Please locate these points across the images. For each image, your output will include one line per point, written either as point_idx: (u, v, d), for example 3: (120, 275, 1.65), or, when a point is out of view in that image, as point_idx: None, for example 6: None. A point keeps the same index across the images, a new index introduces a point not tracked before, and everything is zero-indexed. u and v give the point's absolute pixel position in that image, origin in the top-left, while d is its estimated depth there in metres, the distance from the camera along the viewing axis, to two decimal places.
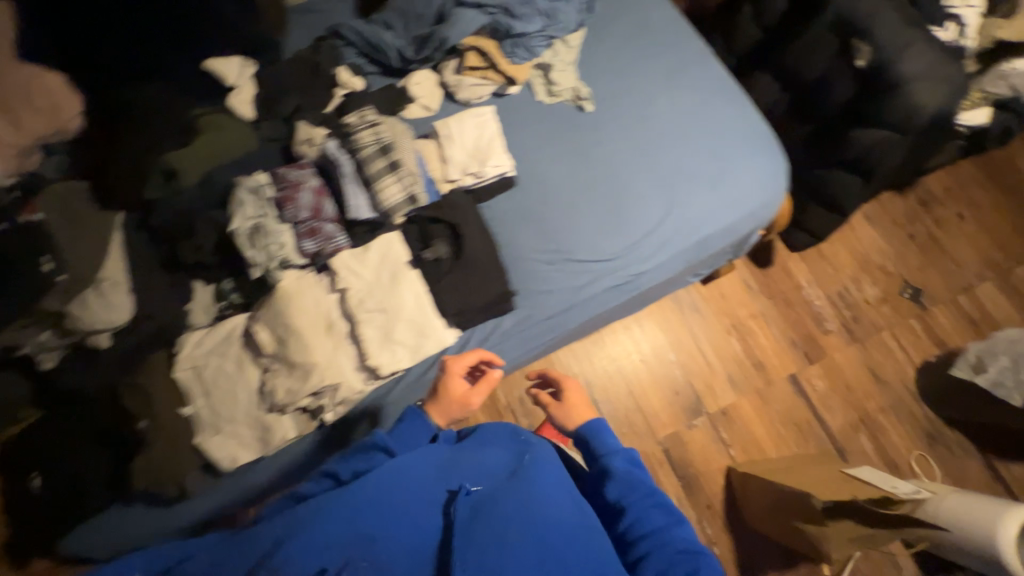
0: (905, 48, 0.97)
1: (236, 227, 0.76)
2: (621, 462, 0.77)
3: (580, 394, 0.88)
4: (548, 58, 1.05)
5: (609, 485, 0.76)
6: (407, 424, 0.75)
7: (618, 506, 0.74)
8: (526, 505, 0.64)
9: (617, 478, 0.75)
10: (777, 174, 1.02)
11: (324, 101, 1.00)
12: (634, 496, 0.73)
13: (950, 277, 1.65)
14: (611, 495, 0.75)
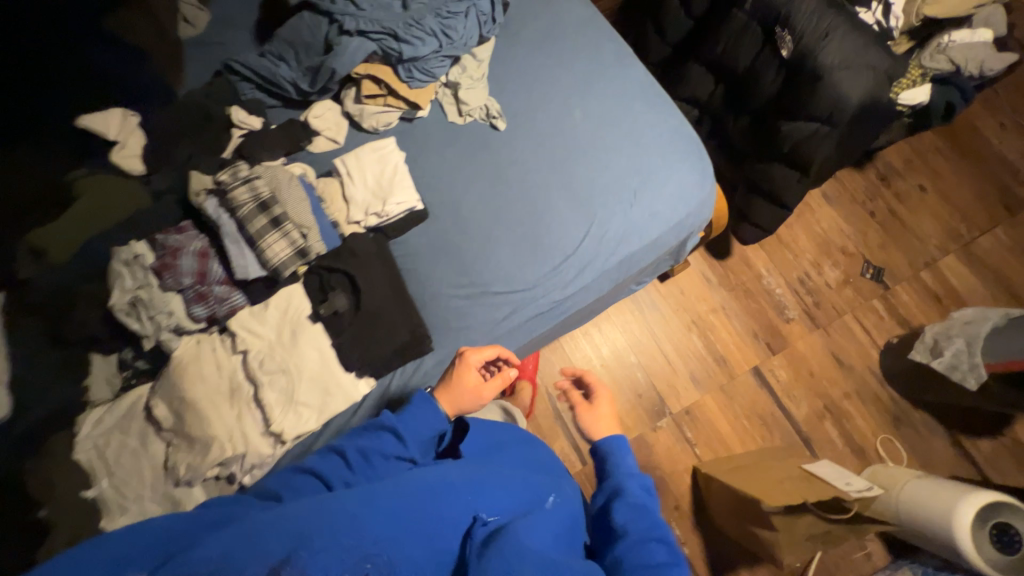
0: (827, 34, 0.91)
1: (114, 302, 0.75)
2: (636, 484, 0.73)
3: (604, 406, 0.86)
4: (454, 75, 0.99)
5: (616, 506, 0.71)
6: (417, 408, 0.73)
7: (618, 532, 0.69)
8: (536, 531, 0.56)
9: (631, 499, 0.71)
10: (703, 180, 0.96)
11: (220, 144, 0.94)
12: (637, 524, 0.68)
13: (913, 253, 1.61)
14: (616, 519, 0.69)
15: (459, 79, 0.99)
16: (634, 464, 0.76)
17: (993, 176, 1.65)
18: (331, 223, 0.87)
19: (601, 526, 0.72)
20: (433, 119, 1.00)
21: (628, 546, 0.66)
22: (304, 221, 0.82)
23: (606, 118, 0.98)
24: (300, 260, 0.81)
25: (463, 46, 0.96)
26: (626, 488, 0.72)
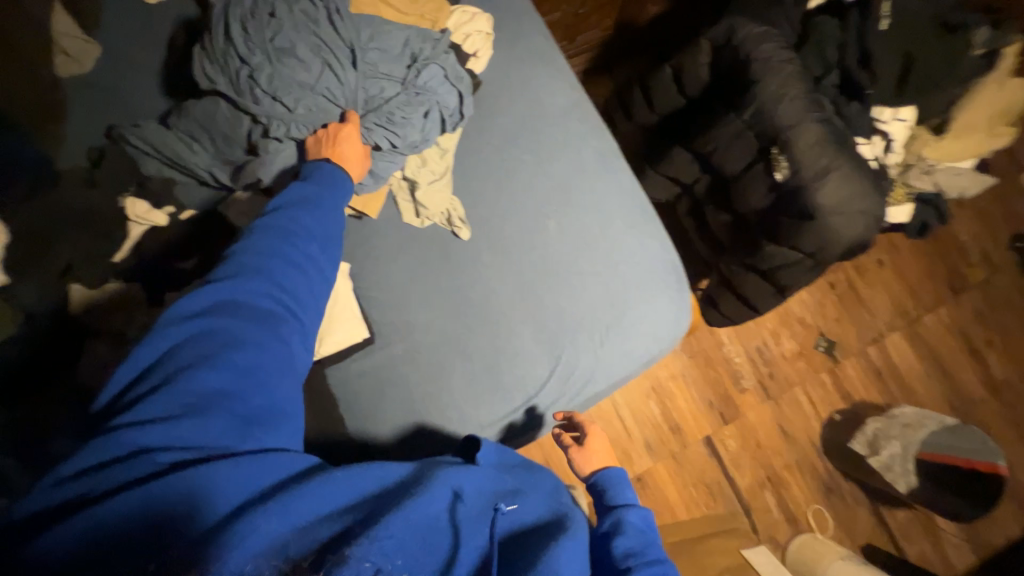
0: (824, 173, 0.83)
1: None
2: (636, 517, 0.67)
3: (601, 440, 0.78)
4: (412, 171, 0.85)
5: (617, 537, 0.64)
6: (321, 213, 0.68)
7: (623, 569, 0.62)
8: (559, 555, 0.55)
9: (631, 534, 0.65)
10: (680, 311, 0.90)
11: (112, 247, 0.76)
12: (640, 559, 0.62)
13: (863, 327, 1.66)
14: (617, 551, 0.63)
15: (418, 175, 0.85)
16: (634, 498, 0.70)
17: (944, 256, 1.71)
18: None
19: (601, 567, 0.64)
20: (384, 219, 0.87)
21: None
22: None
23: (583, 235, 0.88)
24: None
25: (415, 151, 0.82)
26: (626, 522, 0.66)
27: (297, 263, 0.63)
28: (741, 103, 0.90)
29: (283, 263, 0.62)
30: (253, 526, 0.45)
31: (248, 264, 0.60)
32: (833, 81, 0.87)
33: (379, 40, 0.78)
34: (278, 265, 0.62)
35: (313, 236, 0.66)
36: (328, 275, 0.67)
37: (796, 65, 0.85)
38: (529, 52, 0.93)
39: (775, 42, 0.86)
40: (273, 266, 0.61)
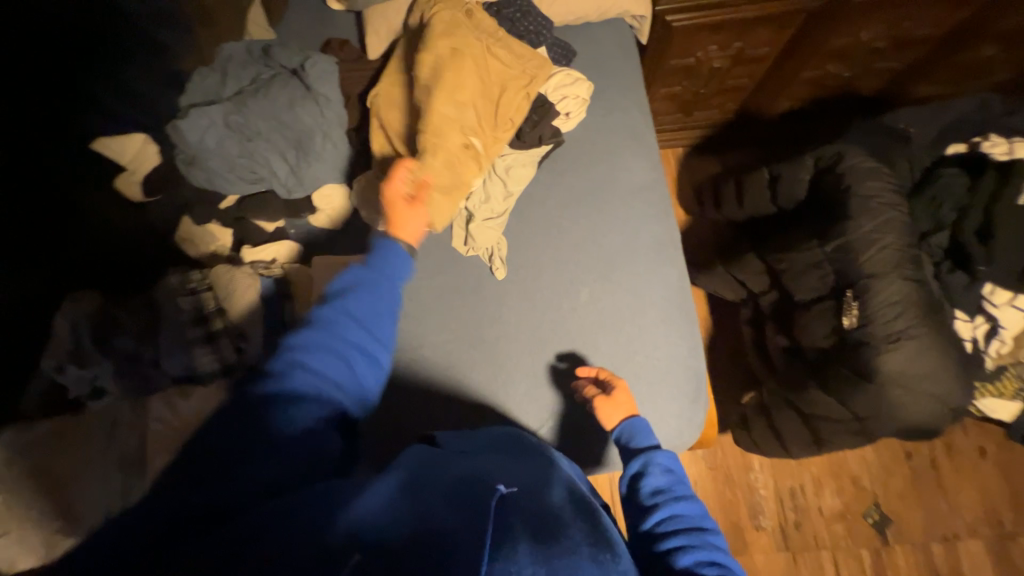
0: (898, 336, 0.73)
1: (43, 364, 0.75)
2: (664, 459, 0.67)
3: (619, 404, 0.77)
4: (474, 204, 0.91)
5: (645, 476, 0.65)
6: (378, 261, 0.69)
7: (651, 503, 0.63)
8: (544, 500, 0.51)
9: (660, 472, 0.66)
10: (686, 424, 0.84)
11: (221, 196, 0.91)
12: (666, 494, 0.63)
13: (933, 519, 1.38)
14: (644, 489, 0.64)
15: (477, 209, 0.91)
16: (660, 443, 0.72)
17: None
18: (284, 328, 0.82)
19: (629, 502, 0.65)
20: (437, 237, 0.94)
21: (663, 518, 0.61)
22: (248, 332, 0.79)
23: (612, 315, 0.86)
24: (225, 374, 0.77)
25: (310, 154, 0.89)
26: (655, 462, 0.67)
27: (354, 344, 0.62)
28: (827, 233, 0.83)
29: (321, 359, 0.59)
30: (342, 524, 0.43)
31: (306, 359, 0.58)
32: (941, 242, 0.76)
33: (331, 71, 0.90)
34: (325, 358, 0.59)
35: (378, 306, 0.65)
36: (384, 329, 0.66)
37: (901, 213, 0.77)
38: (619, 126, 0.95)
39: (885, 181, 0.79)
40: (328, 357, 0.59)
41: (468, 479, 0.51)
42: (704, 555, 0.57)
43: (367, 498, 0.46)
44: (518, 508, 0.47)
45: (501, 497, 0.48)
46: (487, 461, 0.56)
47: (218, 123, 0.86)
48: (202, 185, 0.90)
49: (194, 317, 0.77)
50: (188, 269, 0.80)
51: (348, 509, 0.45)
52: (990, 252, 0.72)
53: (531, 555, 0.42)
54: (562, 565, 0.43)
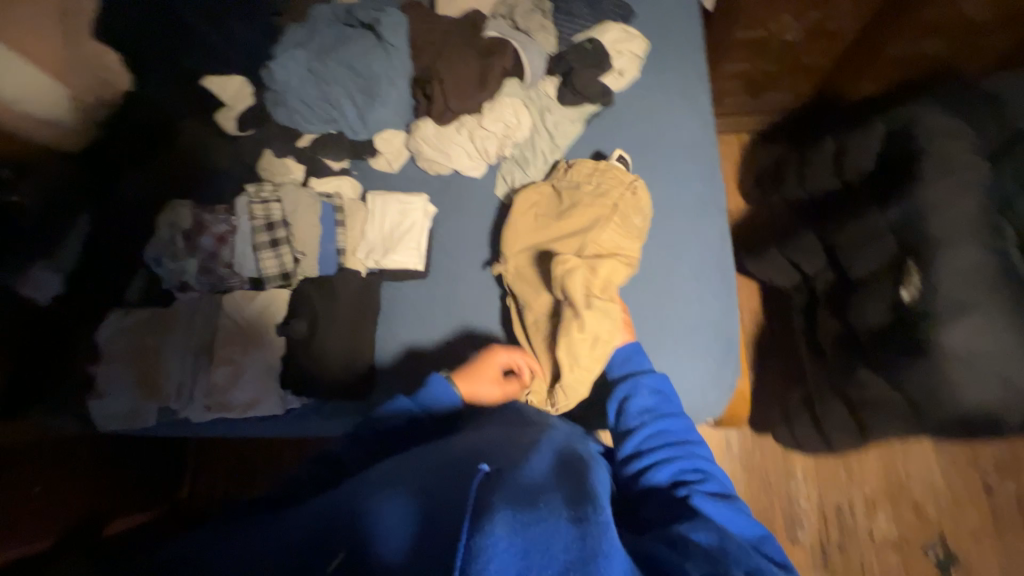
0: (963, 310, 0.67)
1: (148, 252, 0.88)
2: (651, 381, 0.72)
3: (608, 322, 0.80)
4: (522, 155, 0.95)
5: (632, 398, 0.71)
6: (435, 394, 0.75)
7: (638, 423, 0.69)
8: (535, 471, 0.52)
9: (647, 395, 0.71)
10: (709, 386, 0.82)
11: (299, 135, 1.03)
12: (653, 413, 0.70)
13: (1016, 568, 1.19)
14: (632, 410, 0.71)
15: (523, 160, 0.95)
16: (651, 367, 0.76)
17: None
18: (337, 249, 0.91)
19: (618, 422, 0.72)
20: (483, 183, 0.98)
21: (649, 435, 0.68)
22: (305, 247, 0.88)
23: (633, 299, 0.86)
24: (284, 281, 0.87)
25: (374, 97, 0.97)
26: (642, 386, 0.72)
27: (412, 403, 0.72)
28: (893, 201, 0.77)
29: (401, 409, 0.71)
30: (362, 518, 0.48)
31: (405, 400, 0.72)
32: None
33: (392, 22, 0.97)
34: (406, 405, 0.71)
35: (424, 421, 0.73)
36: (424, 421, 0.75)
37: (982, 177, 0.70)
38: (672, 86, 0.95)
39: (967, 143, 0.72)
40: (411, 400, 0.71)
41: (462, 466, 0.53)
42: (688, 465, 0.64)
43: (384, 495, 0.51)
44: (501, 486, 0.47)
45: (483, 477, 0.49)
46: (486, 442, 0.59)
47: (304, 68, 0.97)
48: (284, 123, 1.02)
49: (262, 226, 0.86)
50: (263, 181, 0.90)
51: (363, 503, 0.50)
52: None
53: (509, 521, 0.43)
54: (537, 533, 0.43)
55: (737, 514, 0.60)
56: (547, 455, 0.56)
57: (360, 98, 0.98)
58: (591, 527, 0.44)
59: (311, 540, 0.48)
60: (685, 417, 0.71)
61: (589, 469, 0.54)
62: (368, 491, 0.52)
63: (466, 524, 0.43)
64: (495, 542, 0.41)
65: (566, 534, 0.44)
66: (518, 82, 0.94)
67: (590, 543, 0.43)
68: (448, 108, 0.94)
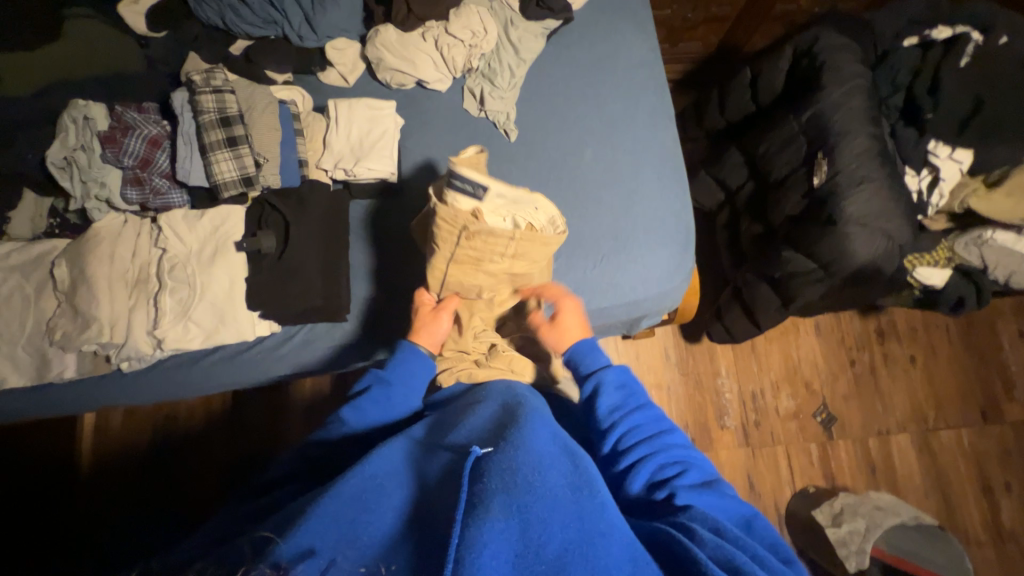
0: (857, 185, 0.85)
1: (50, 154, 0.72)
2: (613, 376, 0.68)
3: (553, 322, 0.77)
4: (490, 67, 0.94)
5: (601, 398, 0.67)
6: (403, 363, 0.71)
7: (608, 420, 0.65)
8: (527, 447, 0.50)
9: (613, 392, 0.67)
10: (674, 273, 0.92)
11: (231, 40, 0.90)
12: (622, 409, 0.66)
13: (871, 417, 1.56)
14: (601, 411, 0.66)
15: (490, 72, 0.94)
16: (609, 361, 0.72)
17: (983, 378, 1.61)
18: (298, 162, 0.83)
19: (590, 423, 0.68)
20: (449, 98, 0.96)
21: (623, 431, 0.64)
22: (264, 151, 0.78)
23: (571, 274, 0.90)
24: (245, 188, 0.77)
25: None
26: (608, 381, 0.68)
27: (379, 400, 0.67)
28: (803, 106, 0.94)
29: (372, 405, 0.67)
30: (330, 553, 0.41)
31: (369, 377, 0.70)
32: (896, 103, 0.89)
33: None
34: (379, 395, 0.67)
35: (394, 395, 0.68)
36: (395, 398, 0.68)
37: (866, 82, 0.89)
38: (624, 8, 1.03)
39: (852, 55, 0.91)
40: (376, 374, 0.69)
41: (454, 459, 0.51)
42: (666, 452, 0.61)
43: (376, 510, 0.47)
44: (493, 467, 0.47)
45: (474, 462, 0.48)
46: (472, 428, 0.58)
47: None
48: (211, 23, 0.88)
49: (214, 121, 0.75)
50: (213, 68, 0.78)
51: (356, 516, 0.46)
52: (936, 103, 0.85)
53: (504, 506, 0.42)
54: (535, 515, 0.43)
55: (728, 501, 0.57)
56: (538, 429, 0.55)
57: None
58: (586, 511, 0.45)
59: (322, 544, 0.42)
60: (653, 405, 0.67)
61: (575, 447, 0.55)
62: (355, 502, 0.47)
63: (460, 517, 0.41)
64: (493, 527, 0.40)
65: (563, 515, 0.43)
66: None
67: (587, 523, 0.44)
68: (412, 14, 0.89)
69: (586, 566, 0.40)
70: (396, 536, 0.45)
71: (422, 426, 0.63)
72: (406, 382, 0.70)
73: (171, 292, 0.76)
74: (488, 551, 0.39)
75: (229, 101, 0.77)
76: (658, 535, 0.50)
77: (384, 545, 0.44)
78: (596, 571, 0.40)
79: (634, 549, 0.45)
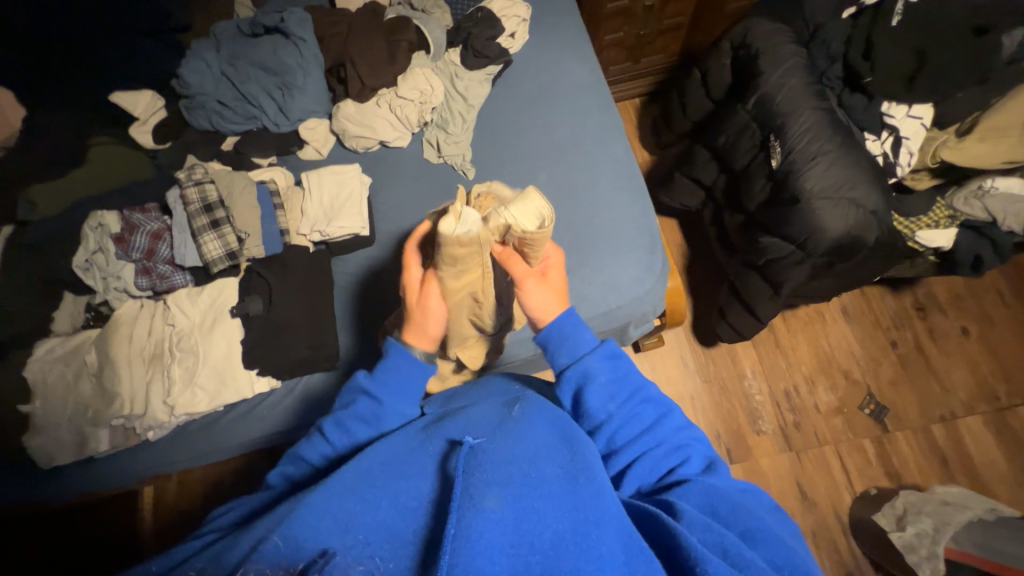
0: (811, 160, 0.84)
1: (74, 260, 0.86)
2: (602, 358, 0.60)
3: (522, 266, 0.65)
4: (442, 117, 1.02)
5: (587, 394, 0.58)
6: (394, 369, 0.63)
7: (599, 415, 0.58)
8: (520, 439, 0.49)
9: (604, 384, 0.59)
10: (644, 277, 0.92)
11: (221, 138, 1.04)
12: (618, 399, 0.58)
13: (929, 401, 1.40)
14: (589, 406, 0.58)
15: (442, 121, 1.02)
16: (590, 336, 0.62)
17: None
18: (280, 231, 0.93)
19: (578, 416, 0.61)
20: (410, 150, 1.05)
21: (617, 427, 0.57)
22: (246, 227, 0.89)
23: None
24: (231, 261, 0.89)
25: (283, 89, 1.02)
26: (596, 370, 0.59)
27: (367, 418, 0.61)
28: (748, 94, 0.95)
29: (355, 420, 0.60)
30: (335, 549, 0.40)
31: (354, 390, 0.63)
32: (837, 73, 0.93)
33: (292, 20, 1.03)
34: (365, 410, 0.61)
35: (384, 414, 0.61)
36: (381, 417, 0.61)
37: (799, 61, 0.91)
38: (562, 40, 1.10)
39: (783, 38, 0.93)
40: (362, 381, 0.63)
41: (445, 449, 0.50)
42: (663, 439, 0.58)
43: (375, 498, 0.45)
44: (486, 455, 0.45)
45: (467, 452, 0.46)
46: (463, 419, 0.56)
47: (216, 72, 1.01)
48: (204, 127, 1.04)
49: (198, 209, 0.87)
50: (193, 165, 0.91)
51: (352, 509, 0.44)
52: (872, 67, 0.88)
53: (500, 493, 0.41)
54: (531, 504, 0.42)
55: (727, 480, 0.56)
56: (534, 420, 0.53)
57: (270, 89, 1.02)
58: (582, 499, 0.44)
59: (314, 547, 0.41)
60: (649, 387, 0.61)
61: (574, 435, 0.53)
62: (350, 495, 0.46)
63: (455, 505, 0.40)
64: (488, 515, 0.39)
65: (556, 505, 0.43)
66: (424, 55, 1.06)
67: (586, 511, 0.43)
68: (366, 86, 1.02)
69: (581, 555, 0.39)
70: (398, 529, 0.43)
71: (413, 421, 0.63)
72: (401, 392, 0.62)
73: (184, 362, 0.86)
74: (483, 541, 0.38)
75: (210, 190, 0.89)
76: (651, 517, 0.49)
77: (385, 533, 0.43)
78: (591, 560, 0.39)
79: (627, 533, 0.43)
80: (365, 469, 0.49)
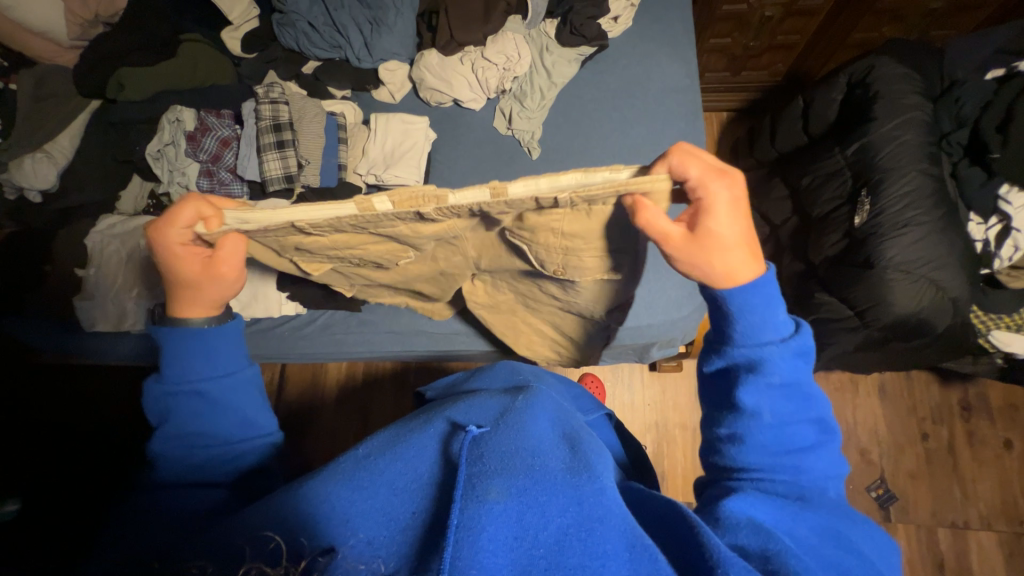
0: (907, 226, 0.77)
1: (148, 147, 0.91)
2: (783, 361, 0.48)
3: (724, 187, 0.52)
4: (521, 89, 0.99)
5: (746, 384, 0.48)
6: (177, 340, 0.54)
7: (745, 413, 0.48)
8: (521, 431, 0.45)
9: (776, 389, 0.48)
10: (682, 303, 0.89)
11: (303, 61, 1.05)
12: (779, 409, 0.48)
13: (944, 504, 1.32)
14: (746, 397, 0.48)
15: (520, 93, 0.99)
16: (786, 337, 0.50)
17: None
18: (338, 165, 0.95)
19: (719, 403, 0.51)
20: (481, 115, 1.02)
21: (764, 436, 0.48)
22: (307, 155, 0.91)
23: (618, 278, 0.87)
24: (287, 184, 0.90)
25: (371, 23, 1.00)
26: (773, 366, 0.48)
27: (202, 404, 0.53)
28: (850, 139, 0.87)
29: (191, 416, 0.53)
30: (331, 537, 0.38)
31: (161, 392, 0.53)
32: (959, 139, 0.86)
33: None
34: (195, 407, 0.53)
35: (210, 367, 0.54)
36: (198, 386, 0.53)
37: (922, 116, 0.82)
38: (665, 36, 1.03)
39: (910, 87, 0.84)
40: (164, 379, 0.53)
41: (442, 432, 0.46)
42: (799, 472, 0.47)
43: (370, 485, 0.41)
44: (489, 448, 0.42)
45: (471, 441, 0.43)
46: (465, 402, 0.52)
47: None
48: (289, 46, 1.03)
49: (268, 126, 0.89)
50: (272, 84, 0.92)
51: (349, 494, 0.41)
52: (1004, 141, 0.81)
53: (503, 485, 0.39)
54: (530, 495, 0.39)
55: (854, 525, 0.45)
56: (536, 414, 0.49)
57: (360, 20, 1.00)
58: (586, 492, 0.40)
59: (312, 542, 0.37)
60: (815, 410, 0.50)
61: (577, 433, 0.49)
62: (348, 476, 0.42)
63: (457, 496, 0.38)
64: (491, 508, 0.37)
65: (560, 499, 0.40)
66: (520, 20, 1.03)
67: (588, 506, 0.39)
68: (452, 40, 0.98)
69: (584, 552, 0.37)
70: (399, 515, 0.40)
71: (417, 407, 0.59)
72: (208, 348, 0.54)
73: None
74: (485, 534, 0.36)
75: (284, 110, 0.90)
76: (667, 514, 0.44)
77: (391, 530, 0.39)
78: (593, 559, 0.37)
79: (636, 533, 0.39)
80: (361, 454, 0.44)
